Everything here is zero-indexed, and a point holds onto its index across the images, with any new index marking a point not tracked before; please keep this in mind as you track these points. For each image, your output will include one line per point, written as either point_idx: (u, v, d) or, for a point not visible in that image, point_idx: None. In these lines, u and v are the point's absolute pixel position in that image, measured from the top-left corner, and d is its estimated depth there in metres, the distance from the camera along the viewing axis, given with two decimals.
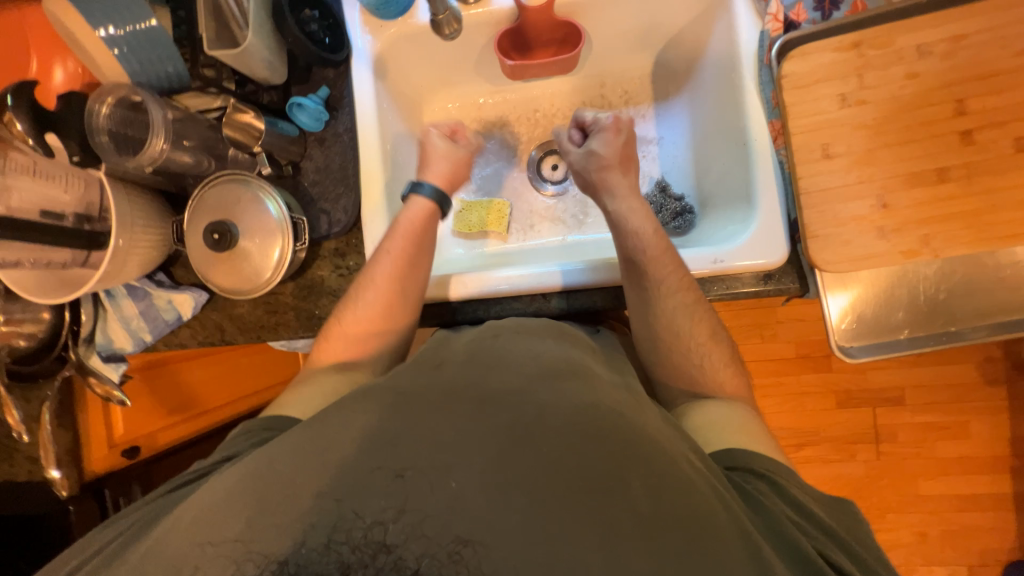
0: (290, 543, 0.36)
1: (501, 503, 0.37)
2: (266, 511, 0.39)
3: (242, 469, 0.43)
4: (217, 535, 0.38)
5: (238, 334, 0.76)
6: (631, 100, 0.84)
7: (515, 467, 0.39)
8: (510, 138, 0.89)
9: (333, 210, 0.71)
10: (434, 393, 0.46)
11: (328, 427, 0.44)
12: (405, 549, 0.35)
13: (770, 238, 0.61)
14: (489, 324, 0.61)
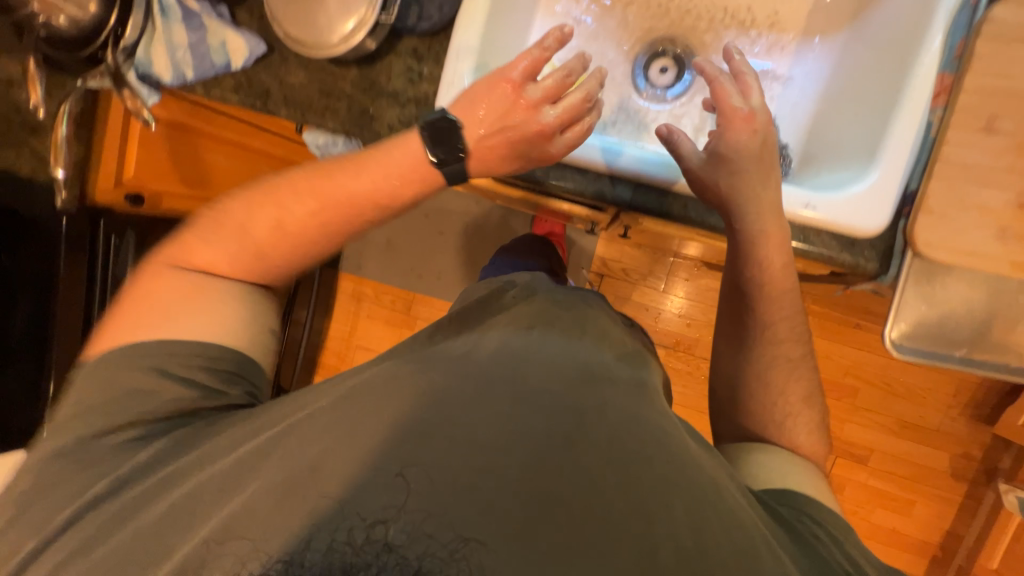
0: (289, 543, 0.38)
1: (525, 515, 0.39)
2: (286, 490, 0.41)
3: (263, 445, 0.45)
4: (251, 506, 0.41)
5: (281, 105, 0.71)
6: (776, 26, 0.74)
7: (536, 482, 0.40)
8: (629, 21, 0.79)
9: (428, 4, 0.64)
10: (456, 384, 0.46)
11: (347, 404, 0.46)
12: (407, 549, 0.37)
13: (878, 202, 0.55)
14: (530, 316, 0.60)
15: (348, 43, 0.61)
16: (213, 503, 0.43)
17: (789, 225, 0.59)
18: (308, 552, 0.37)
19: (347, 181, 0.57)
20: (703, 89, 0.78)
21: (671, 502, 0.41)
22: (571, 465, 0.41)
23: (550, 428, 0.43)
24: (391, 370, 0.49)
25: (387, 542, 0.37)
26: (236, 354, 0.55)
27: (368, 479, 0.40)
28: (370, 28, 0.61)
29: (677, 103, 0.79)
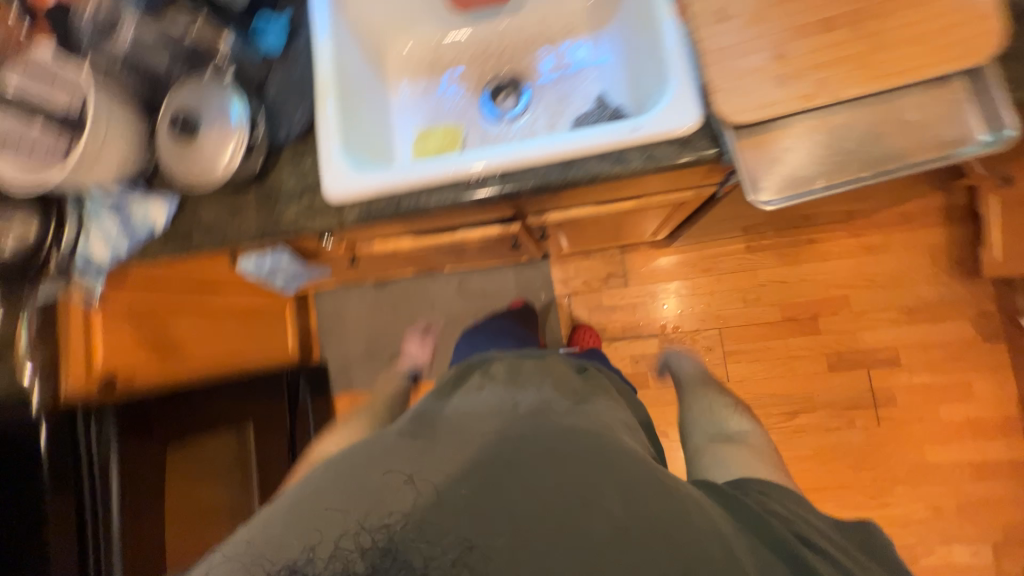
0: (296, 549, 0.48)
1: (505, 519, 0.52)
2: (308, 523, 0.50)
3: (294, 500, 0.55)
4: (272, 553, 0.48)
5: (204, 241, 0.82)
6: (571, 32, 0.92)
7: (513, 491, 0.54)
8: (463, 77, 0.96)
9: (292, 116, 0.78)
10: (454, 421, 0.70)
11: (372, 448, 0.64)
12: (410, 552, 0.47)
13: (684, 103, 0.66)
14: (482, 379, 0.86)
15: (233, 164, 0.74)
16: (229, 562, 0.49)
17: (632, 152, 0.68)
18: (313, 559, 0.47)
19: None
20: (542, 97, 0.93)
21: (618, 493, 0.55)
22: (542, 482, 0.55)
23: (531, 453, 0.60)
24: (395, 435, 0.67)
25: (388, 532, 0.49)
26: (417, 521, 0.50)
27: (379, 499, 0.53)
28: (246, 148, 0.75)
29: (526, 115, 0.93)
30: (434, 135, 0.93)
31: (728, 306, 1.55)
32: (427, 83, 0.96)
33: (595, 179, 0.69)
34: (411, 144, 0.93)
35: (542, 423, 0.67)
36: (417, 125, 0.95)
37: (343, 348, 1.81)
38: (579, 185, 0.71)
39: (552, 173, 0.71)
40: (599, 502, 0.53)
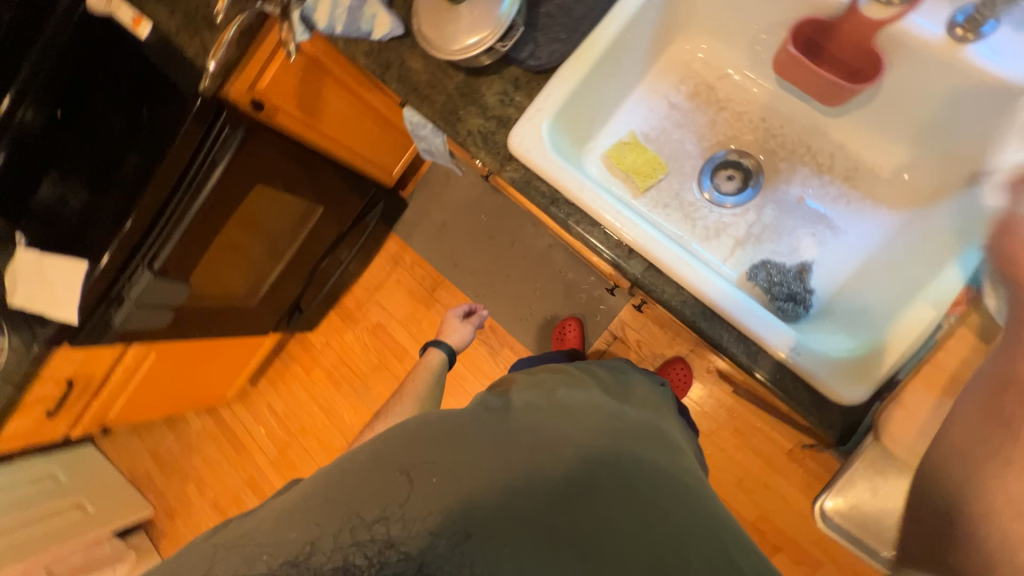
0: (347, 514, 0.52)
1: (509, 504, 0.53)
2: (350, 489, 0.53)
3: (364, 461, 0.56)
4: (338, 489, 0.54)
5: (394, 81, 0.82)
6: (850, 180, 0.76)
7: (520, 501, 0.53)
8: (714, 125, 0.84)
9: (541, 46, 0.73)
10: (549, 421, 0.62)
11: (454, 435, 0.58)
12: (403, 533, 0.51)
13: (855, 375, 0.58)
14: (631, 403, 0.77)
15: (463, 52, 0.71)
16: (331, 494, 0.53)
17: (771, 360, 0.62)
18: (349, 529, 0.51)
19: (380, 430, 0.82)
20: (762, 208, 0.80)
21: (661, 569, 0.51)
22: (546, 496, 0.54)
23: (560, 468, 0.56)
24: (447, 424, 0.59)
25: (390, 539, 0.50)
26: None
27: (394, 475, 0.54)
28: (487, 44, 0.70)
29: (732, 210, 0.81)
30: (637, 154, 0.83)
31: (721, 472, 1.50)
32: (677, 99, 0.85)
33: (719, 348, 0.65)
34: (613, 142, 0.85)
35: (603, 472, 0.58)
36: (635, 129, 0.85)
37: (427, 204, 1.91)
38: (699, 331, 0.66)
39: (693, 313, 0.66)
40: (557, 520, 0.53)
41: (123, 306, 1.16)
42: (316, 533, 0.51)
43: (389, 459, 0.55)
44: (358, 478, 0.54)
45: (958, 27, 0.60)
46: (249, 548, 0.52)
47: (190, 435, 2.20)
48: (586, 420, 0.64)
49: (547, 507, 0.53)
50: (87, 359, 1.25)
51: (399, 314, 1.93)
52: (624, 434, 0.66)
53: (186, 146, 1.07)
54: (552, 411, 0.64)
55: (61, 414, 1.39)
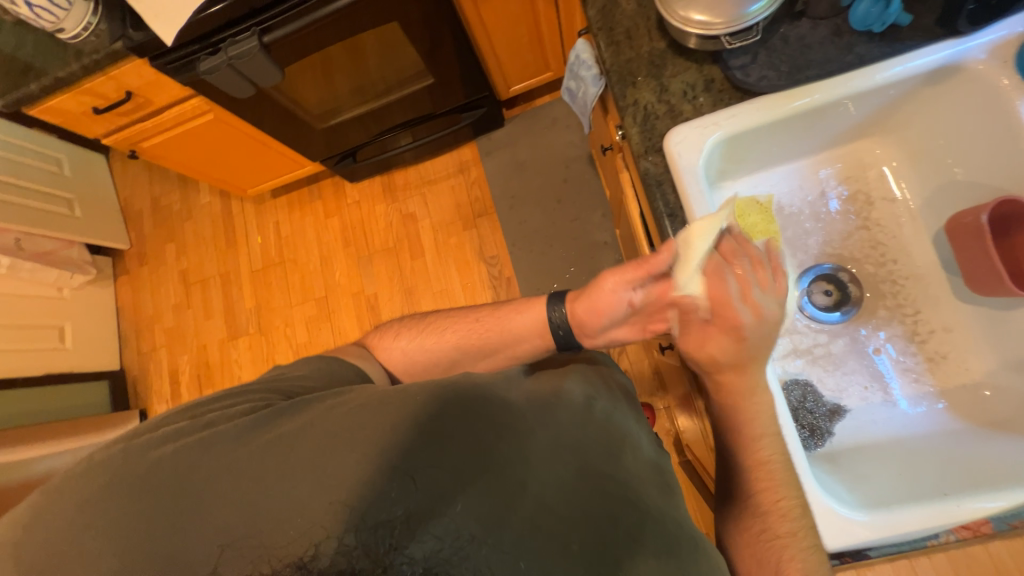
0: (337, 515, 0.47)
1: (506, 533, 0.48)
2: (356, 457, 0.51)
3: (373, 417, 0.54)
4: (340, 461, 0.51)
5: (596, 9, 0.76)
6: (933, 362, 0.74)
7: (518, 526, 0.49)
8: (846, 237, 0.80)
9: (755, 64, 0.68)
10: (579, 443, 0.56)
11: (467, 415, 0.55)
12: (408, 539, 0.46)
13: (837, 530, 0.57)
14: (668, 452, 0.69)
15: (683, 24, 0.65)
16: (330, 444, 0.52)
17: None
18: (341, 536, 0.46)
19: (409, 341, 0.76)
20: (839, 338, 0.78)
21: None
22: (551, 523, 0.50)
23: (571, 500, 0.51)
24: (471, 405, 0.56)
25: (395, 541, 0.46)
26: None
27: (398, 456, 0.51)
28: (712, 31, 0.64)
29: (810, 323, 0.79)
30: (763, 219, 0.80)
31: None
32: (832, 192, 0.80)
33: None
34: (748, 194, 0.81)
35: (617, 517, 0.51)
36: (776, 194, 0.81)
37: (520, 136, 1.85)
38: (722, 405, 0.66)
39: None
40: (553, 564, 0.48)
41: (216, 57, 1.11)
42: (311, 517, 0.48)
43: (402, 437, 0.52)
44: (366, 439, 0.52)
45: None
46: (268, 544, 0.47)
47: (194, 205, 2.21)
48: (619, 455, 0.57)
49: (563, 541, 0.49)
50: (156, 83, 1.24)
51: (436, 217, 1.90)
52: (657, 478, 0.58)
53: None
54: (586, 431, 0.57)
55: (104, 118, 1.37)
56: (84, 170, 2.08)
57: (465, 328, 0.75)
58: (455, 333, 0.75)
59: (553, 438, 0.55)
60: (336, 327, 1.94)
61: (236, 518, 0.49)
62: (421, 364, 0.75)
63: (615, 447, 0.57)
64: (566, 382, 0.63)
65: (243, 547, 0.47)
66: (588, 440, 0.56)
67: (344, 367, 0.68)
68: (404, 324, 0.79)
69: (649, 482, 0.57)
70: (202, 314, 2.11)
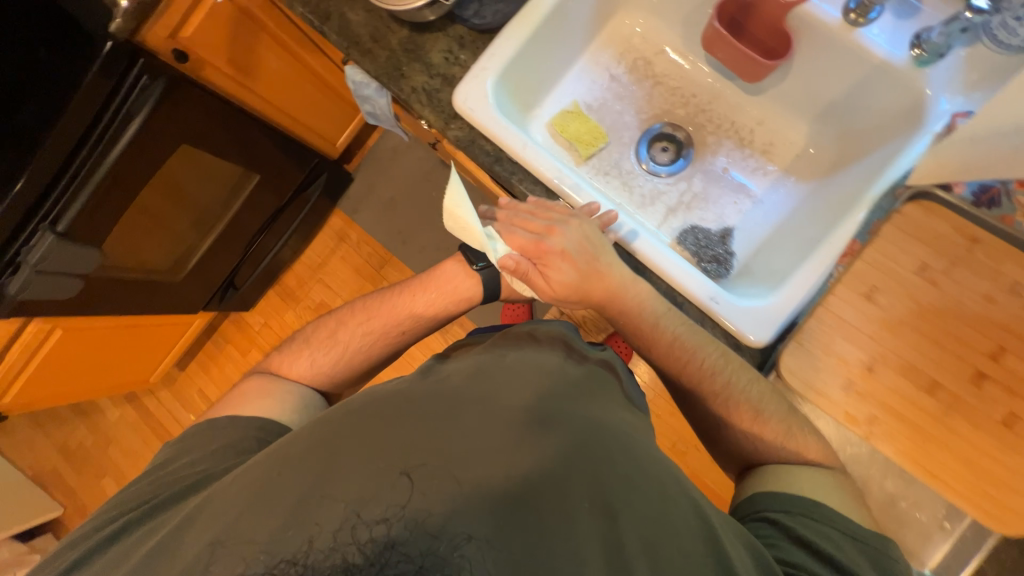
0: (302, 545, 0.45)
1: (484, 486, 0.48)
2: (330, 483, 0.49)
3: (326, 442, 0.53)
4: (303, 493, 0.49)
5: (335, 33, 0.79)
6: (767, 152, 0.84)
7: (499, 469, 0.49)
8: (650, 99, 0.89)
9: (486, 6, 0.73)
10: (502, 384, 0.58)
11: (420, 406, 0.55)
12: (400, 536, 0.44)
13: (765, 321, 0.63)
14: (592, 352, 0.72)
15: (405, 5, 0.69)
16: (285, 492, 0.50)
17: (694, 309, 0.68)
18: (311, 554, 0.45)
19: (326, 356, 0.77)
20: (692, 176, 0.86)
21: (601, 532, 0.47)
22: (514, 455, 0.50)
23: (519, 429, 0.53)
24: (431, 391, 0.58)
25: (390, 539, 0.44)
26: None
27: (371, 462, 0.50)
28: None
29: (667, 180, 0.86)
30: (580, 123, 0.86)
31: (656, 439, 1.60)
32: (618, 72, 0.88)
33: None
34: (558, 110, 0.88)
35: (552, 429, 0.53)
36: (578, 97, 0.88)
37: (373, 179, 1.86)
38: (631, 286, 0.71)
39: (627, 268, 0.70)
40: (532, 493, 0.48)
41: (20, 272, 1.03)
42: (285, 550, 0.45)
43: (360, 444, 0.52)
44: (323, 459, 0.51)
45: (913, 48, 0.66)
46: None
47: (106, 426, 2.00)
48: (534, 377, 0.59)
49: (534, 484, 0.49)
50: None
51: (345, 292, 1.86)
52: (576, 386, 0.60)
53: (92, 95, 0.96)
54: (500, 375, 0.59)
55: None
56: None
57: (373, 332, 0.79)
58: (366, 338, 0.79)
59: (496, 389, 0.57)
60: None
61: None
62: (345, 367, 0.78)
63: (553, 380, 0.59)
64: (478, 358, 0.63)
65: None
66: (527, 388, 0.57)
67: (238, 435, 0.64)
68: (311, 341, 0.79)
69: (572, 390, 0.59)
70: None
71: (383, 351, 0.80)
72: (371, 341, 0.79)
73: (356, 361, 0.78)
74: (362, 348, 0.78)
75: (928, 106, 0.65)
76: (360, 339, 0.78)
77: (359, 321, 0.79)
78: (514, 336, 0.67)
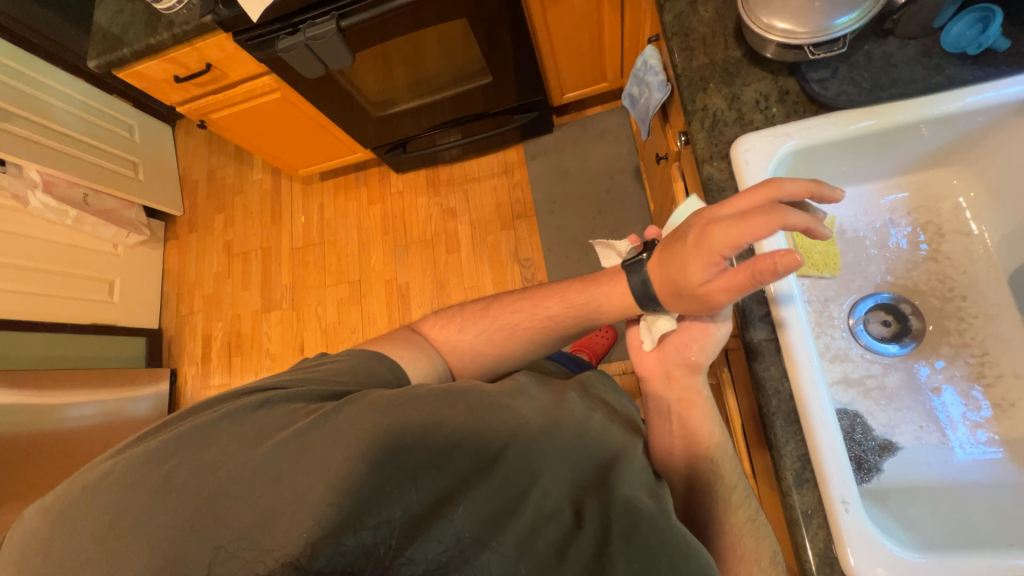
0: (314, 512, 0.52)
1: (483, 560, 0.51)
2: (347, 460, 0.54)
3: (350, 417, 0.56)
4: (324, 460, 0.54)
5: (673, 15, 0.76)
6: (1000, 409, 0.69)
7: (497, 555, 0.52)
8: (911, 269, 0.76)
9: (835, 78, 0.67)
10: (531, 465, 0.55)
11: (439, 432, 0.56)
12: (404, 557, 0.51)
13: (885, 566, 0.53)
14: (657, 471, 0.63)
15: (764, 31, 0.64)
16: (312, 443, 0.55)
17: (812, 495, 0.59)
18: (317, 543, 0.51)
19: (472, 334, 0.74)
20: (896, 376, 0.74)
21: None
22: (526, 550, 0.52)
23: (538, 523, 0.53)
24: (450, 420, 0.56)
25: (395, 544, 0.52)
26: None
27: (382, 464, 0.54)
28: (800, 41, 0.63)
29: (864, 354, 0.75)
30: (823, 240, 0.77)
31: None
32: (899, 221, 0.77)
33: (775, 452, 0.62)
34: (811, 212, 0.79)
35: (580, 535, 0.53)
36: (839, 215, 0.78)
37: (568, 142, 1.86)
38: (763, 422, 0.63)
39: (776, 406, 0.62)
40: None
41: (296, 36, 1.17)
42: (302, 508, 0.52)
43: (378, 437, 0.55)
44: (350, 429, 0.55)
45: None
46: (251, 547, 0.51)
47: (246, 181, 2.31)
48: (580, 469, 0.56)
49: None
50: (234, 57, 1.31)
51: (475, 215, 1.92)
52: (635, 482, 0.55)
53: None
54: (551, 454, 0.56)
55: (183, 87, 1.45)
56: (151, 139, 2.23)
57: (524, 314, 0.72)
58: (518, 324, 0.72)
59: (531, 472, 0.55)
60: (366, 311, 1.97)
61: (264, 496, 0.52)
62: (499, 355, 0.73)
63: (593, 457, 0.57)
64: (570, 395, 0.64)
65: (235, 545, 0.51)
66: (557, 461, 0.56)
67: (356, 361, 0.67)
68: (465, 314, 0.76)
69: (631, 486, 0.55)
70: (240, 286, 2.19)
71: (543, 346, 0.73)
72: (522, 330, 0.72)
73: (504, 346, 0.73)
74: (516, 335, 0.72)
75: None
76: (509, 327, 0.73)
77: (505, 309, 0.74)
78: (593, 398, 0.66)
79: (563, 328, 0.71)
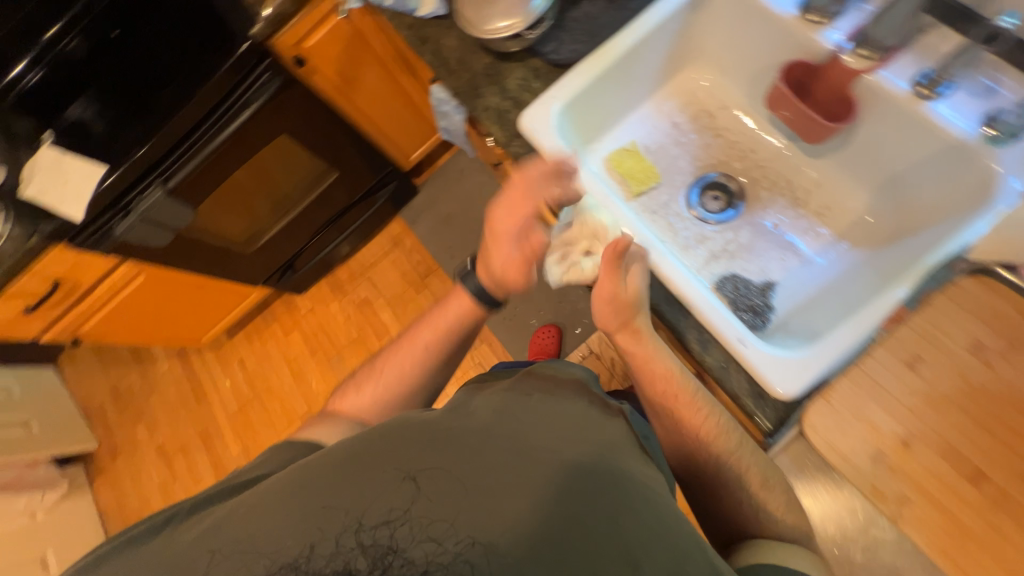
0: (300, 542, 0.51)
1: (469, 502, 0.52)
2: (336, 491, 0.53)
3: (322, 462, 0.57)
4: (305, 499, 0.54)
5: (430, 54, 0.90)
6: (823, 215, 0.82)
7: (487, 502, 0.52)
8: (708, 150, 0.91)
9: (563, 44, 0.82)
10: (474, 438, 0.57)
11: (408, 437, 0.57)
12: (409, 549, 0.49)
13: (793, 373, 0.60)
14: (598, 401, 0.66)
15: (491, 34, 0.79)
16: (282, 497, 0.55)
17: (719, 351, 0.66)
18: (311, 557, 0.50)
19: (378, 383, 0.77)
20: (742, 228, 0.86)
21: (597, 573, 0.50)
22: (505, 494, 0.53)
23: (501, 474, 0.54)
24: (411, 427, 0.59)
25: (393, 543, 0.49)
26: None
27: (374, 481, 0.53)
28: (517, 30, 0.78)
29: (715, 228, 0.87)
30: (635, 161, 0.90)
31: None
32: (679, 120, 0.93)
33: (675, 332, 0.68)
34: (616, 146, 0.92)
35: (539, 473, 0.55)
36: (637, 137, 0.93)
37: (436, 194, 1.99)
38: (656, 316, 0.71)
39: (657, 297, 0.70)
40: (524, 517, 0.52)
41: (129, 216, 1.21)
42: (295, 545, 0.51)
43: (360, 465, 0.55)
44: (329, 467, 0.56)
45: (983, 125, 0.64)
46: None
47: (154, 378, 2.18)
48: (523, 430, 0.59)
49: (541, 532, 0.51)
50: (80, 264, 1.29)
51: (388, 293, 1.96)
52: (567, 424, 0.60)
53: (226, 80, 1.14)
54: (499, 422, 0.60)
55: (39, 315, 1.39)
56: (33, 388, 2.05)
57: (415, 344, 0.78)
58: (414, 355, 0.77)
59: (483, 435, 0.58)
60: None
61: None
62: (409, 388, 0.77)
63: (528, 416, 0.60)
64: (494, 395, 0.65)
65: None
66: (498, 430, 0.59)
67: (292, 449, 0.66)
68: (368, 370, 0.80)
69: (564, 430, 0.59)
70: (192, 482, 2.00)
71: (447, 360, 0.79)
72: (420, 358, 0.78)
73: (410, 380, 0.77)
74: (417, 365, 0.77)
75: (996, 182, 0.62)
76: (410, 360, 0.78)
77: (397, 349, 0.79)
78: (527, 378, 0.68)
79: (451, 342, 0.78)
